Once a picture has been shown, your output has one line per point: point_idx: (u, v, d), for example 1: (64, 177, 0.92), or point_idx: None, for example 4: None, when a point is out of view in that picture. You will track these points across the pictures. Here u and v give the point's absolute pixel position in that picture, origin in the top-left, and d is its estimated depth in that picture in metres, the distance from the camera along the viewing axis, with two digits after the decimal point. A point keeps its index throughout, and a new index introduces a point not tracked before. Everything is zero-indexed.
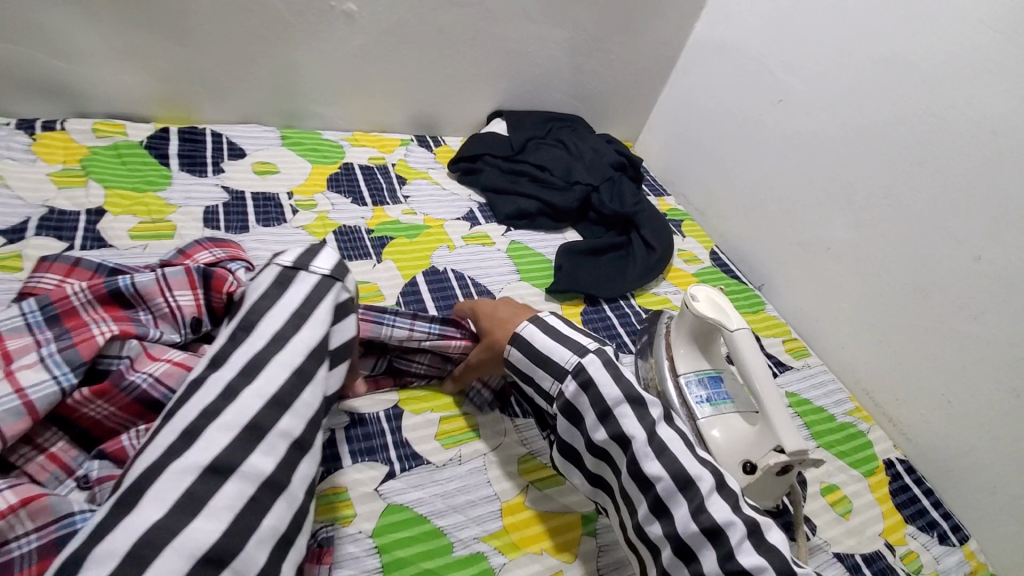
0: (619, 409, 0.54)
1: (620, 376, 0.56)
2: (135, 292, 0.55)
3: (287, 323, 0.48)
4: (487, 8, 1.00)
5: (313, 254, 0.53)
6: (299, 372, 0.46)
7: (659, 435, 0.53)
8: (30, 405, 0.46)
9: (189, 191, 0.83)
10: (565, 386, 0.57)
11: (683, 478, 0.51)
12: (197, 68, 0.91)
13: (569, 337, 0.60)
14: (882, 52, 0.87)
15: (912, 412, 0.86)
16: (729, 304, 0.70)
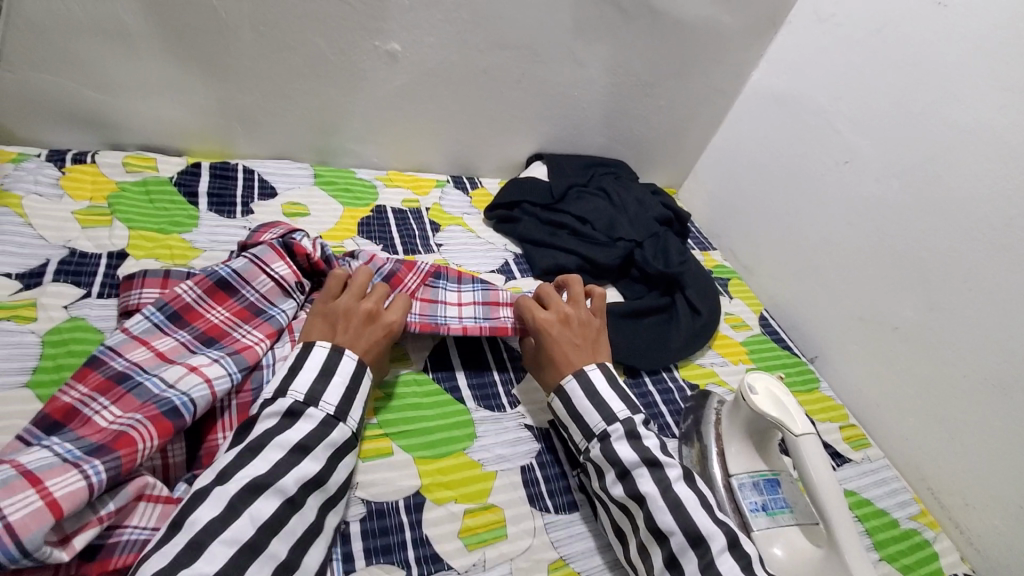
0: (636, 470, 0.57)
1: (636, 440, 0.60)
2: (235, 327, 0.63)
3: (288, 457, 0.51)
4: (534, 51, 0.96)
5: (326, 381, 0.56)
6: (289, 504, 0.49)
7: (673, 491, 0.55)
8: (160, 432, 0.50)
9: (215, 233, 0.79)
10: (591, 445, 0.61)
11: (695, 534, 0.53)
12: (232, 103, 0.88)
13: (607, 401, 0.62)
14: (967, 120, 0.79)
15: (986, 523, 0.77)
16: (793, 402, 0.62)
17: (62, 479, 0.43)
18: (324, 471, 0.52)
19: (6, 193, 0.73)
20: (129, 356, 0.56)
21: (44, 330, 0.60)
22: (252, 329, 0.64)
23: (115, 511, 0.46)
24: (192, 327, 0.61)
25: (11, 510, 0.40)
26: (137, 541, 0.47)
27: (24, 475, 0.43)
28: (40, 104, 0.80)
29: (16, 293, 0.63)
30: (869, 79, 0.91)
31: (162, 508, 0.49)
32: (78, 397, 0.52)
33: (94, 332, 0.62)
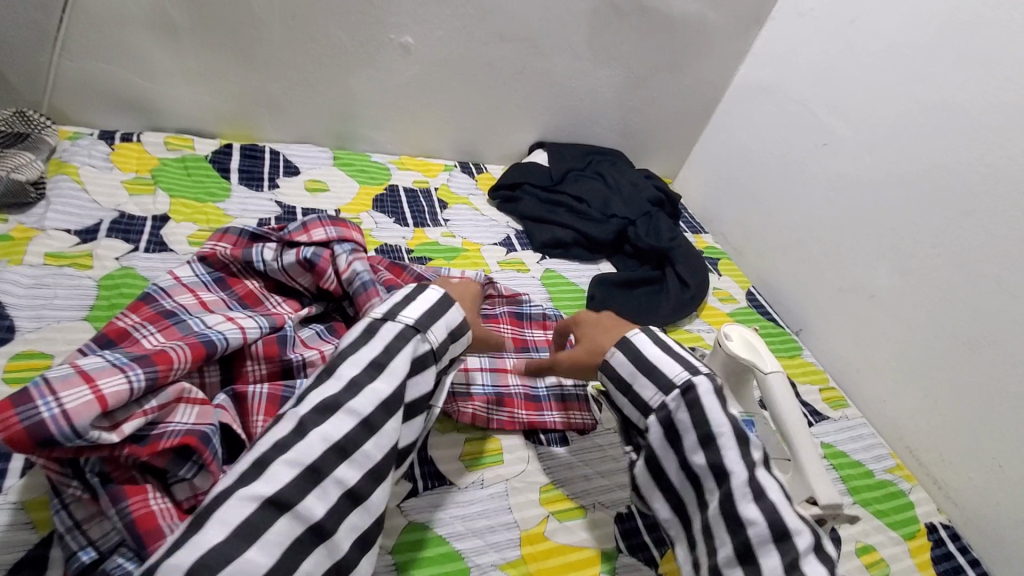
0: (724, 441, 0.51)
1: (726, 408, 0.53)
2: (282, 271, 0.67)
3: (365, 373, 0.49)
4: (535, 45, 1.05)
5: (433, 318, 0.54)
6: (366, 426, 0.47)
7: (758, 478, 0.49)
8: (197, 353, 0.52)
9: (245, 204, 0.88)
10: (669, 401, 0.54)
11: (779, 528, 0.47)
12: (261, 90, 0.97)
13: (678, 358, 0.57)
14: (932, 99, 0.85)
15: (958, 474, 0.81)
16: (767, 349, 0.68)
17: (111, 378, 0.46)
18: (398, 391, 0.50)
19: (64, 164, 0.82)
20: (176, 299, 0.61)
21: (100, 276, 0.69)
22: (281, 301, 0.67)
23: (159, 407, 0.48)
24: (231, 290, 0.66)
25: (67, 398, 0.43)
26: (182, 431, 0.48)
27: (79, 373, 0.45)
28: (93, 89, 0.90)
29: (75, 245, 0.72)
30: (844, 67, 0.98)
31: (200, 408, 0.51)
32: (132, 323, 0.56)
33: (142, 279, 0.70)
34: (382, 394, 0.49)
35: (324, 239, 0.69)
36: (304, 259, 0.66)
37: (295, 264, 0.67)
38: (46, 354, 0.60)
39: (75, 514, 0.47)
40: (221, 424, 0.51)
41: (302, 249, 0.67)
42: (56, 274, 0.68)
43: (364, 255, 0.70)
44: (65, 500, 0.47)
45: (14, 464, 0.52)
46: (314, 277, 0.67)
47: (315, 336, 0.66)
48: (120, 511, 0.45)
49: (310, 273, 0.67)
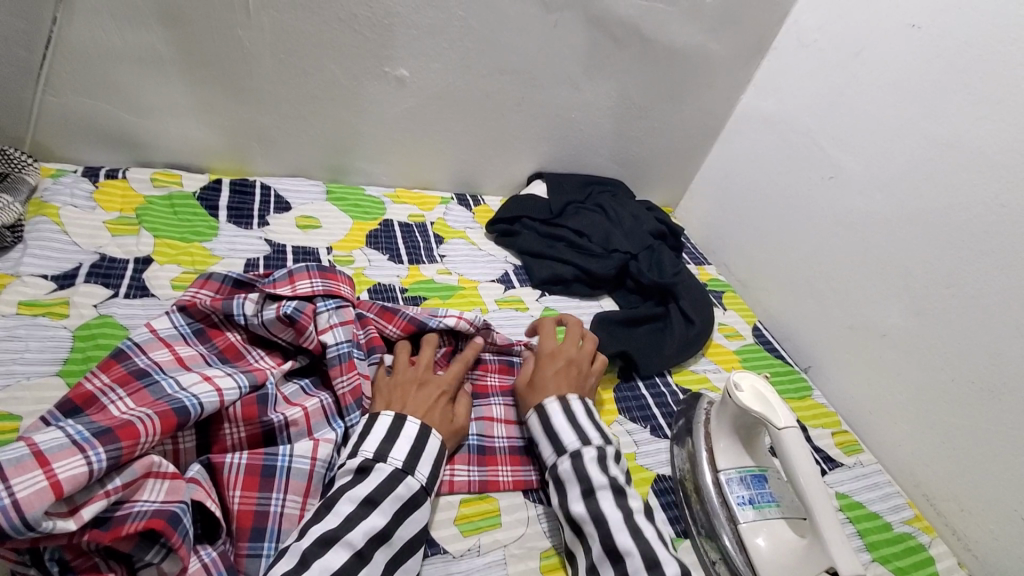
0: (602, 492, 0.56)
1: (607, 467, 0.59)
2: (264, 327, 0.64)
3: (358, 509, 0.50)
4: (533, 76, 1.03)
5: (417, 457, 0.56)
6: (359, 557, 0.48)
7: (636, 520, 0.55)
8: (168, 420, 0.49)
9: (233, 242, 0.84)
10: (560, 460, 0.60)
11: (653, 559, 0.52)
12: (252, 124, 0.95)
13: (581, 424, 0.63)
14: (942, 134, 0.83)
15: (980, 528, 0.77)
16: (778, 399, 0.64)
17: (70, 460, 0.42)
18: (389, 524, 0.51)
19: (45, 205, 0.79)
20: (152, 355, 0.57)
21: (76, 325, 0.66)
22: (264, 356, 0.65)
23: (124, 486, 0.45)
24: (212, 343, 0.63)
25: (19, 486, 0.40)
26: (149, 512, 0.45)
27: (35, 454, 0.42)
28: (79, 125, 0.88)
29: (51, 292, 0.69)
30: (849, 99, 0.96)
31: (170, 483, 0.48)
32: (100, 385, 0.53)
33: (120, 328, 0.67)
34: (375, 527, 0.50)
35: (309, 292, 0.67)
36: (284, 314, 0.63)
37: (277, 321, 0.64)
38: (15, 415, 0.56)
39: None
40: (193, 500, 0.48)
41: (284, 303, 0.64)
42: (29, 324, 0.64)
43: (351, 311, 0.69)
44: None
45: None
46: (296, 333, 0.64)
47: (298, 392, 0.63)
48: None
49: (292, 329, 0.64)
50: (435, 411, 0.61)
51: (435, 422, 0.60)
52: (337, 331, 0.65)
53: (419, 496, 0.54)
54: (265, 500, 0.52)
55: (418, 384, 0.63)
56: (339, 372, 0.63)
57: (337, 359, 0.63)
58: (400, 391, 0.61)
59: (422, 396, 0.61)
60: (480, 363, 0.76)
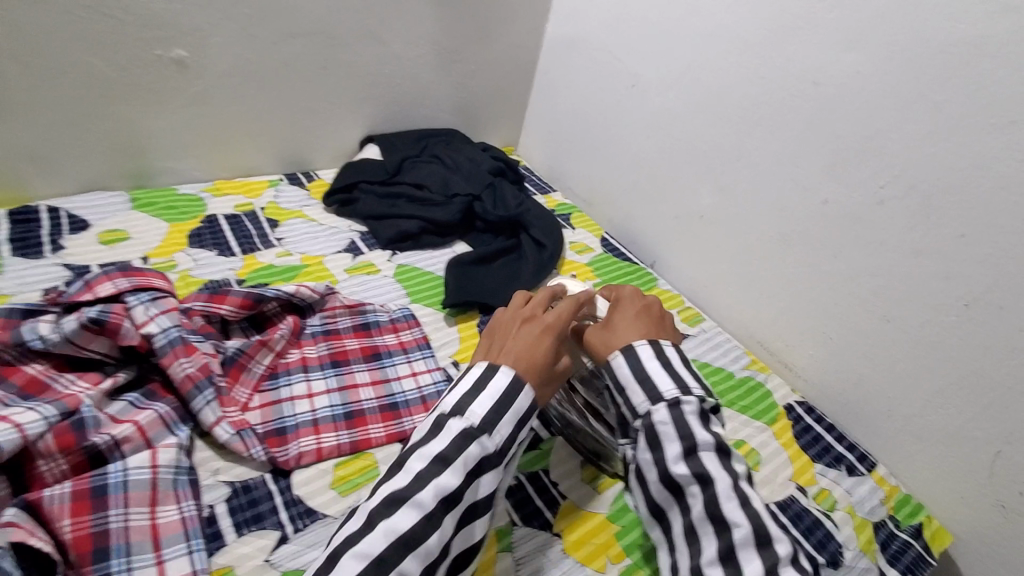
0: (705, 450, 0.52)
1: (707, 423, 0.54)
2: (68, 344, 0.58)
3: (431, 467, 0.47)
4: (330, 36, 0.98)
5: (499, 414, 0.51)
6: (428, 521, 0.45)
7: (743, 487, 0.51)
8: None
9: (23, 276, 0.75)
10: (656, 409, 0.54)
11: (763, 535, 0.48)
12: (17, 141, 0.82)
13: (679, 373, 0.56)
14: (706, 27, 0.93)
15: (800, 354, 0.91)
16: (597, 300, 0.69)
17: None
18: (462, 484, 0.47)
19: None
20: None
21: None
22: (75, 379, 0.58)
23: None
24: (7, 382, 0.56)
25: None
26: None
27: None
28: None
29: None
30: (633, 9, 1.03)
31: None
32: None
33: None
34: (445, 491, 0.46)
35: (113, 292, 0.62)
36: (88, 320, 0.58)
37: (82, 332, 0.58)
38: None
39: None
40: (12, 541, 0.43)
41: (85, 309, 0.59)
42: None
43: (172, 301, 0.64)
44: None
45: None
46: (112, 338, 0.60)
47: (129, 406, 0.58)
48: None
49: (105, 335, 0.59)
50: (535, 348, 0.56)
51: (523, 358, 0.55)
52: (161, 320, 0.61)
53: (491, 458, 0.50)
54: (101, 520, 0.49)
55: (524, 325, 0.59)
56: (175, 362, 0.60)
57: (166, 349, 0.60)
58: (510, 337, 0.58)
59: (525, 334, 0.58)
60: (334, 333, 0.75)
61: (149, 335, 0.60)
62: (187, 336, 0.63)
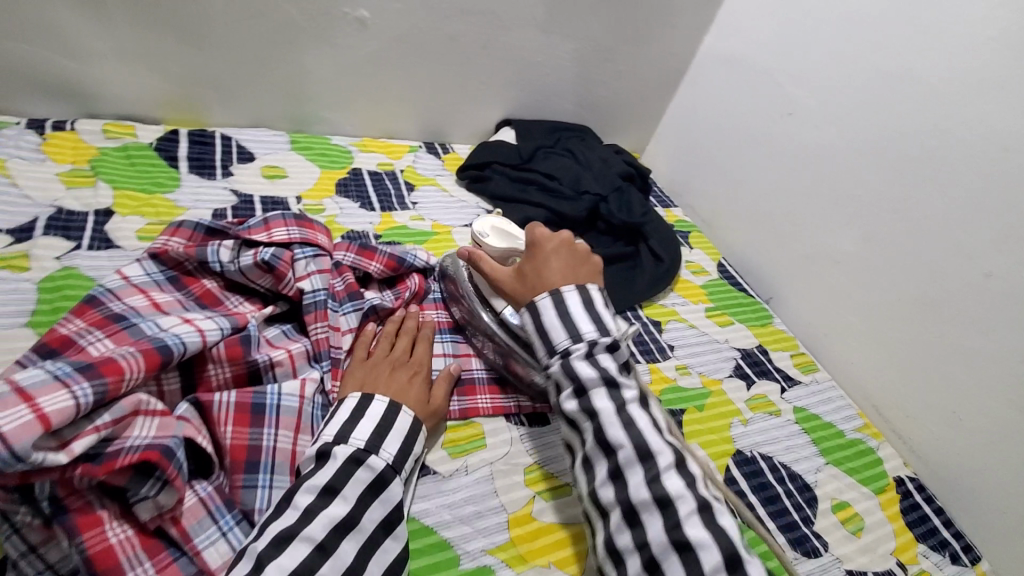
0: (593, 387, 0.53)
1: (596, 359, 0.55)
2: (242, 275, 0.65)
3: (319, 501, 0.48)
4: (497, 17, 1.00)
5: (382, 436, 0.54)
6: (321, 551, 0.46)
7: (627, 411, 0.52)
8: (152, 356, 0.49)
9: (197, 193, 0.82)
10: (552, 362, 0.56)
11: (643, 450, 0.50)
12: (208, 70, 0.90)
13: (575, 321, 0.58)
14: (888, 65, 0.87)
15: (920, 428, 0.84)
16: (514, 230, 0.77)
17: (54, 394, 0.42)
18: (355, 510, 0.49)
19: None
20: (126, 301, 0.57)
21: (38, 277, 0.64)
22: (243, 302, 0.65)
23: (113, 422, 0.45)
24: (187, 290, 0.63)
25: (3, 421, 0.39)
26: (142, 447, 0.45)
27: (17, 390, 0.41)
28: (17, 74, 0.82)
29: (9, 245, 0.66)
30: (808, 36, 0.98)
31: (160, 419, 0.48)
32: (76, 329, 0.52)
33: (87, 279, 0.65)
34: (337, 516, 0.48)
35: (285, 239, 0.68)
36: (262, 260, 0.64)
37: (253, 267, 0.64)
38: None
39: (28, 538, 0.43)
40: (185, 437, 0.48)
41: (261, 250, 0.65)
42: None
43: (328, 260, 0.70)
44: (14, 525, 0.43)
45: None
46: (275, 280, 0.65)
47: (281, 336, 0.64)
48: (75, 545, 0.42)
49: (271, 275, 0.65)
50: (409, 391, 0.60)
51: (409, 403, 0.59)
52: (314, 279, 0.66)
53: (387, 474, 0.53)
54: (257, 435, 0.53)
55: (392, 368, 0.62)
56: (314, 321, 0.63)
57: (313, 307, 0.64)
58: (395, 379, 0.61)
59: (396, 379, 0.61)
60: None
61: (300, 289, 0.65)
62: (335, 293, 0.68)
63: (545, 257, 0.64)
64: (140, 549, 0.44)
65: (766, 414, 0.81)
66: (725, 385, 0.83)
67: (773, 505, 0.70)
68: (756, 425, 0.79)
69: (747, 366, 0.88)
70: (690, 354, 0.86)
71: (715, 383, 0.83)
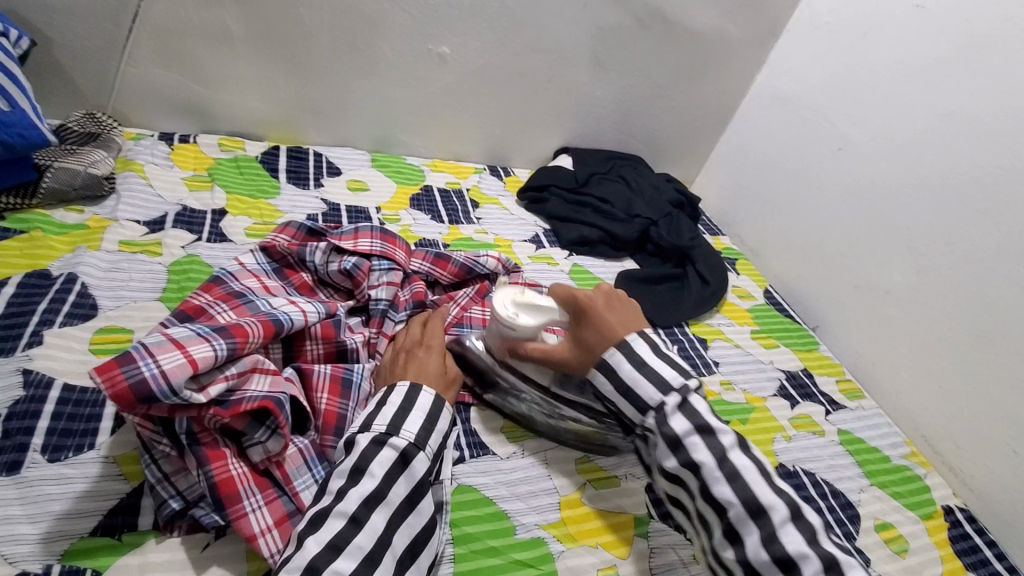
0: (689, 439, 0.53)
1: (689, 408, 0.55)
2: (328, 276, 0.75)
3: (347, 482, 0.50)
4: (563, 55, 1.11)
5: (404, 415, 0.56)
6: (352, 521, 0.48)
7: (730, 461, 0.52)
8: (267, 326, 0.58)
9: (294, 200, 0.94)
10: (648, 420, 0.56)
11: (756, 506, 0.50)
12: (308, 96, 1.03)
13: (657, 370, 0.57)
14: (941, 103, 0.91)
15: (972, 460, 0.84)
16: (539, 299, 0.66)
17: (199, 345, 0.51)
18: (382, 485, 0.51)
19: (130, 162, 0.89)
20: (243, 282, 0.68)
21: (168, 262, 0.75)
22: (331, 295, 0.76)
23: (238, 375, 0.54)
24: (288, 280, 0.74)
25: (164, 360, 0.48)
26: (260, 396, 0.54)
27: (172, 339, 0.50)
28: (154, 95, 0.96)
29: (145, 235, 0.78)
30: (859, 77, 1.04)
31: (271, 378, 0.57)
32: (206, 301, 0.63)
33: (207, 266, 0.76)
34: (366, 491, 0.50)
35: (368, 250, 0.76)
36: (345, 269, 0.74)
37: (338, 271, 0.74)
38: (126, 329, 0.66)
39: (163, 468, 0.52)
40: (291, 394, 0.57)
41: (346, 258, 0.75)
42: (130, 259, 0.74)
43: (400, 274, 0.77)
44: (154, 455, 0.52)
45: (104, 424, 0.57)
46: (352, 285, 0.75)
47: (359, 324, 0.73)
48: (205, 473, 0.50)
49: (350, 281, 0.75)
50: (427, 366, 0.62)
51: (429, 379, 0.61)
52: (382, 290, 0.74)
53: (409, 451, 0.54)
54: (344, 406, 0.61)
55: (406, 351, 0.65)
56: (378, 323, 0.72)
57: (372, 314, 0.73)
58: (414, 357, 0.63)
59: (413, 360, 0.63)
60: None
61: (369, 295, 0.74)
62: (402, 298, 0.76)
63: (597, 318, 0.60)
64: (253, 484, 0.52)
65: (810, 433, 0.83)
66: (769, 404, 0.86)
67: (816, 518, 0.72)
68: (799, 442, 0.81)
69: (793, 388, 0.91)
70: (735, 372, 0.90)
71: (759, 400, 0.86)
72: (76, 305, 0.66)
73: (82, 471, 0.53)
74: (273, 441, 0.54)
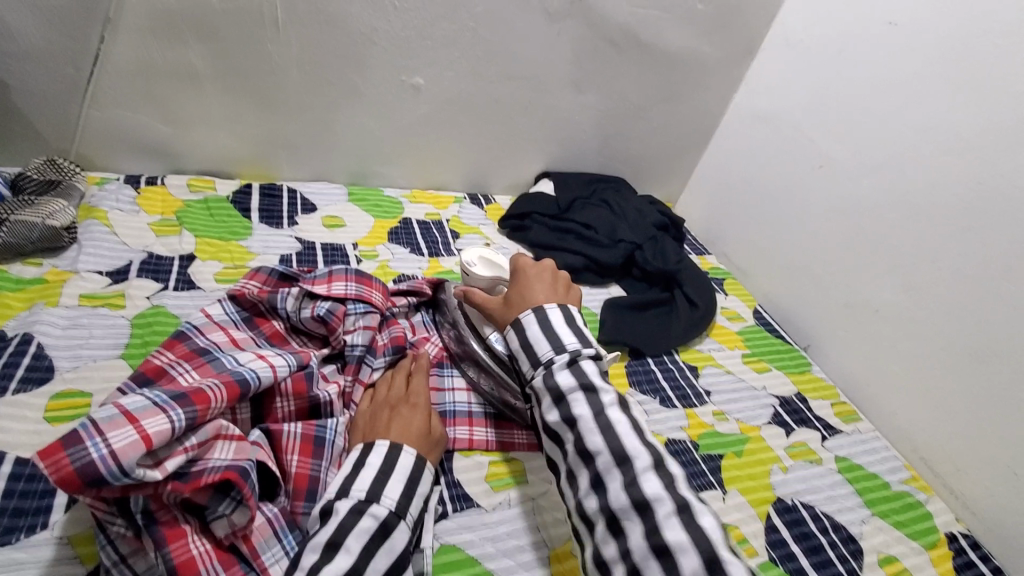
0: (586, 425, 0.53)
1: (590, 394, 0.55)
2: (302, 325, 0.72)
3: (320, 558, 0.46)
4: (539, 81, 1.09)
5: (383, 482, 0.53)
6: None
7: (623, 448, 0.50)
8: (230, 387, 0.55)
9: (267, 240, 0.91)
10: (546, 401, 0.56)
11: (637, 495, 0.47)
12: (280, 131, 1.01)
13: (561, 345, 0.59)
14: (918, 119, 0.91)
15: (973, 483, 0.82)
16: (501, 260, 0.81)
17: (154, 418, 0.47)
18: (359, 561, 0.47)
19: (94, 209, 0.86)
20: (209, 336, 0.64)
21: (132, 314, 0.72)
22: (306, 343, 0.73)
23: (198, 445, 0.50)
24: (259, 329, 0.70)
25: (114, 438, 0.44)
26: (222, 467, 0.50)
27: (124, 412, 0.46)
28: (119, 137, 0.93)
29: (107, 286, 0.75)
30: (838, 92, 1.03)
31: (236, 444, 0.54)
32: (167, 360, 0.59)
33: (174, 317, 0.73)
34: (342, 568, 0.46)
35: (342, 293, 0.73)
36: (318, 315, 0.71)
37: (311, 318, 0.71)
38: (84, 392, 0.62)
39: (119, 549, 0.48)
40: (257, 460, 0.54)
41: (319, 304, 0.71)
42: (90, 314, 0.71)
43: (378, 317, 0.74)
44: (110, 535, 0.48)
45: (58, 500, 0.53)
46: (327, 331, 0.72)
47: (335, 372, 0.70)
48: (162, 556, 0.46)
49: (324, 327, 0.71)
50: (412, 426, 0.60)
51: (412, 442, 0.59)
52: (359, 334, 0.71)
53: (391, 520, 0.51)
54: (316, 466, 0.58)
55: (391, 408, 0.62)
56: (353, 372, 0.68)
57: (348, 360, 0.69)
58: (398, 416, 0.61)
59: (395, 419, 0.61)
60: None
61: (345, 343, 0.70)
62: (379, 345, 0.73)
63: (528, 280, 0.69)
64: (217, 562, 0.49)
65: (807, 463, 0.81)
66: (763, 433, 0.83)
67: (817, 556, 0.69)
68: (796, 472, 0.79)
69: (787, 414, 0.88)
70: (728, 401, 0.87)
71: (752, 429, 0.83)
72: (31, 368, 0.62)
73: (32, 556, 0.49)
74: (241, 515, 0.51)
